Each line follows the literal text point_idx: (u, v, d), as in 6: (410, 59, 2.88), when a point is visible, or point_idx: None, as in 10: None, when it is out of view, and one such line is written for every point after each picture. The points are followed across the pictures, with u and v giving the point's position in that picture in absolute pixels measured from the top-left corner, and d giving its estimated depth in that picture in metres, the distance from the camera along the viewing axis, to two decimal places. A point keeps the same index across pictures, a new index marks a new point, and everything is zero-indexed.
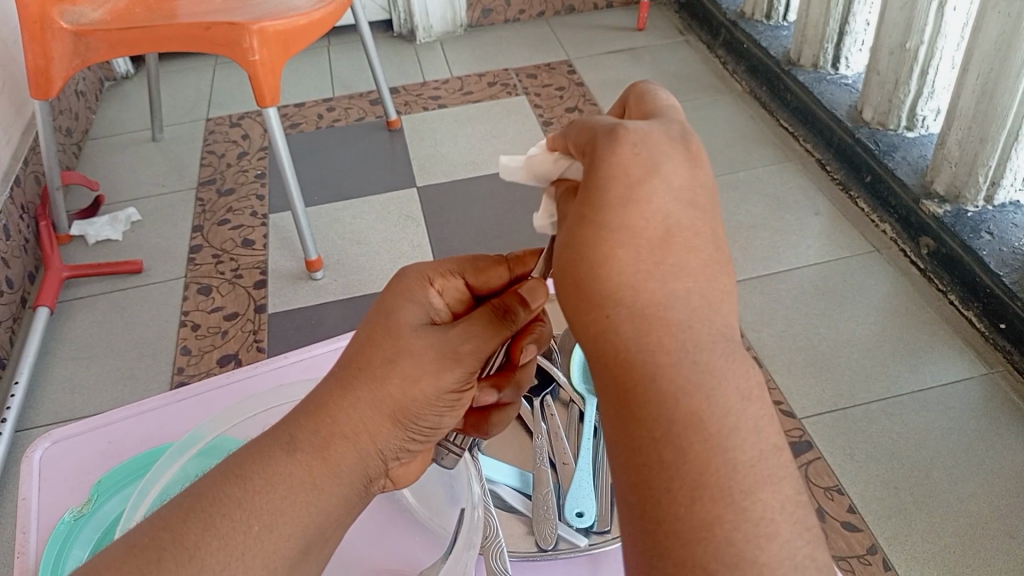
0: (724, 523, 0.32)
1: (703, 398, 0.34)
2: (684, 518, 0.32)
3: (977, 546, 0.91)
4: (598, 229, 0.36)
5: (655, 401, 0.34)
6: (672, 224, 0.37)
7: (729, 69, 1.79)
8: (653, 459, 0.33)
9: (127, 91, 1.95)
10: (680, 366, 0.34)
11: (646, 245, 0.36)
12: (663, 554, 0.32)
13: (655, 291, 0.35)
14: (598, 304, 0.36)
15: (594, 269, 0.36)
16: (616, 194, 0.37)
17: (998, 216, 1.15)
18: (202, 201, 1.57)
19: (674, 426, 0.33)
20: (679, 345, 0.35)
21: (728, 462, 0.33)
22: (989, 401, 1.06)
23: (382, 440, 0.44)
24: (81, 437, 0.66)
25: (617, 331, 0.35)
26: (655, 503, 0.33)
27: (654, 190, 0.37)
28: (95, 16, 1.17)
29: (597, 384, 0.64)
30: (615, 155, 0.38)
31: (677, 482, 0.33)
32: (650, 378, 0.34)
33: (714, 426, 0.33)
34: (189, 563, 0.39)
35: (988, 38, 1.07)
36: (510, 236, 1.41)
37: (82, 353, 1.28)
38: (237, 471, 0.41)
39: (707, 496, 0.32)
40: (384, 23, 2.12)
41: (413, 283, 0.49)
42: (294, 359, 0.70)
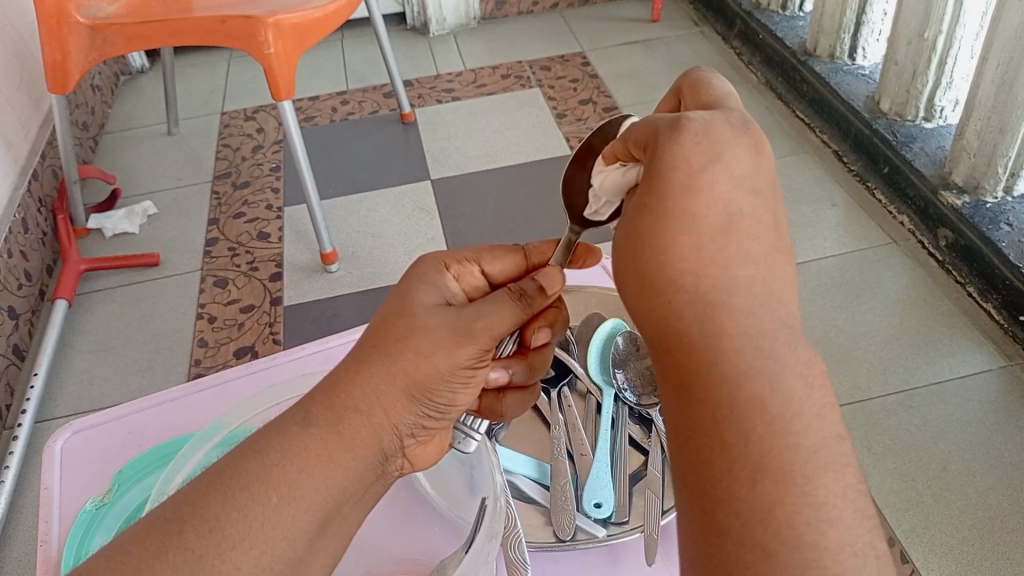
0: (784, 506, 0.32)
1: (766, 382, 0.35)
2: (745, 500, 0.33)
3: (996, 539, 0.90)
4: (660, 218, 0.39)
5: (716, 384, 0.35)
6: (736, 213, 0.39)
7: (744, 59, 1.78)
8: (714, 439, 0.34)
9: (142, 85, 1.96)
10: (743, 352, 0.35)
11: (707, 234, 0.38)
12: (720, 531, 0.33)
13: (722, 276, 0.37)
14: (665, 289, 0.38)
15: (660, 255, 0.38)
16: (676, 182, 0.39)
17: (1017, 207, 1.14)
18: (217, 194, 1.58)
19: (737, 410, 0.34)
20: (741, 332, 0.36)
21: (790, 446, 0.33)
22: (1009, 393, 1.05)
23: (396, 415, 0.44)
24: (103, 427, 0.66)
25: (682, 314, 0.37)
26: (713, 483, 0.34)
27: (716, 176, 0.39)
28: (111, 10, 1.17)
29: (615, 375, 0.62)
30: (675, 146, 0.39)
31: (737, 464, 0.34)
32: (713, 361, 0.36)
33: (777, 410, 0.34)
34: (208, 535, 0.39)
35: (1007, 28, 1.06)
36: (525, 228, 1.41)
37: (101, 345, 1.29)
38: (255, 447, 0.42)
39: (769, 478, 0.33)
40: (397, 16, 2.12)
41: (428, 268, 0.50)
42: (313, 349, 0.71)
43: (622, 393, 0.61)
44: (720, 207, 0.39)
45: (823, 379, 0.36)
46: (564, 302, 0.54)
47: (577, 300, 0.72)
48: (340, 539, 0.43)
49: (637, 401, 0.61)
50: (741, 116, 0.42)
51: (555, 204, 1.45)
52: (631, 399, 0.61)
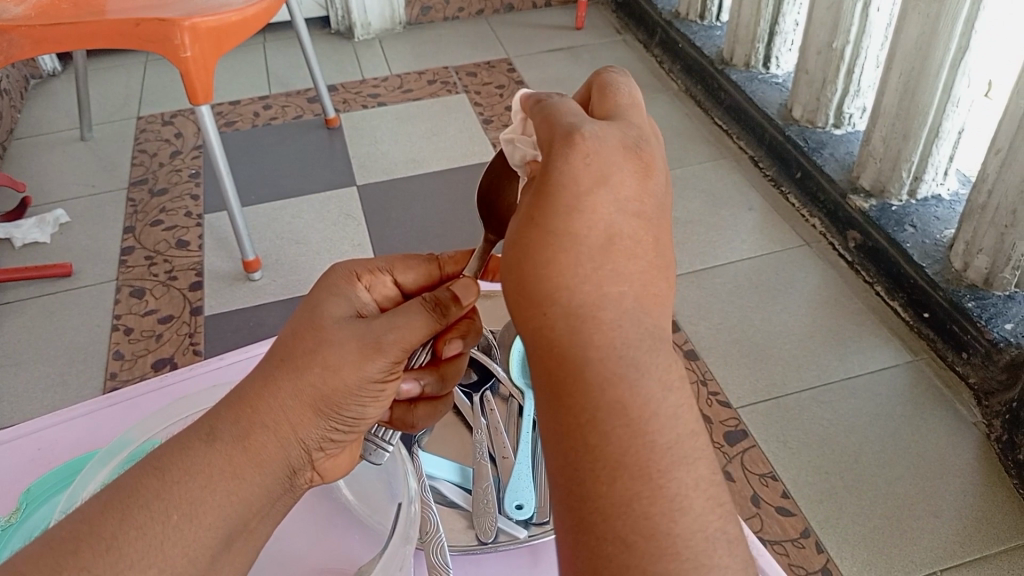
0: (640, 500, 0.35)
1: (629, 389, 0.36)
2: (607, 495, 0.35)
3: (905, 526, 0.94)
4: (548, 234, 0.38)
5: (580, 390, 0.36)
6: (616, 236, 0.39)
7: (665, 67, 1.83)
8: (578, 441, 0.36)
9: (54, 89, 1.89)
10: (607, 357, 0.37)
11: (586, 252, 0.38)
12: (587, 528, 0.35)
13: (587, 290, 0.38)
14: (539, 305, 0.38)
15: (538, 272, 0.38)
16: (564, 202, 0.39)
17: (920, 209, 1.20)
18: (133, 202, 1.53)
19: (599, 413, 0.36)
20: (605, 340, 0.37)
21: (646, 444, 0.35)
22: (915, 387, 1.10)
23: (303, 429, 0.43)
24: (9, 445, 0.64)
25: (554, 327, 0.38)
26: (579, 484, 0.36)
27: (601, 199, 0.39)
28: (17, 11, 1.13)
29: (536, 378, 0.64)
30: (567, 166, 0.39)
31: (599, 464, 0.35)
32: (579, 367, 0.37)
33: (636, 410, 0.36)
34: (105, 553, 0.38)
35: (909, 38, 1.11)
36: (451, 234, 1.41)
37: (9, 359, 1.24)
38: (156, 463, 0.41)
39: (626, 476, 0.35)
40: (321, 20, 2.10)
41: (340, 279, 0.50)
42: (229, 360, 0.70)
43: None
44: (603, 232, 0.38)
45: (681, 377, 0.38)
46: (478, 312, 0.54)
47: (498, 304, 0.72)
48: (246, 553, 0.43)
49: None
50: (634, 134, 0.42)
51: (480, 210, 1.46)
52: None
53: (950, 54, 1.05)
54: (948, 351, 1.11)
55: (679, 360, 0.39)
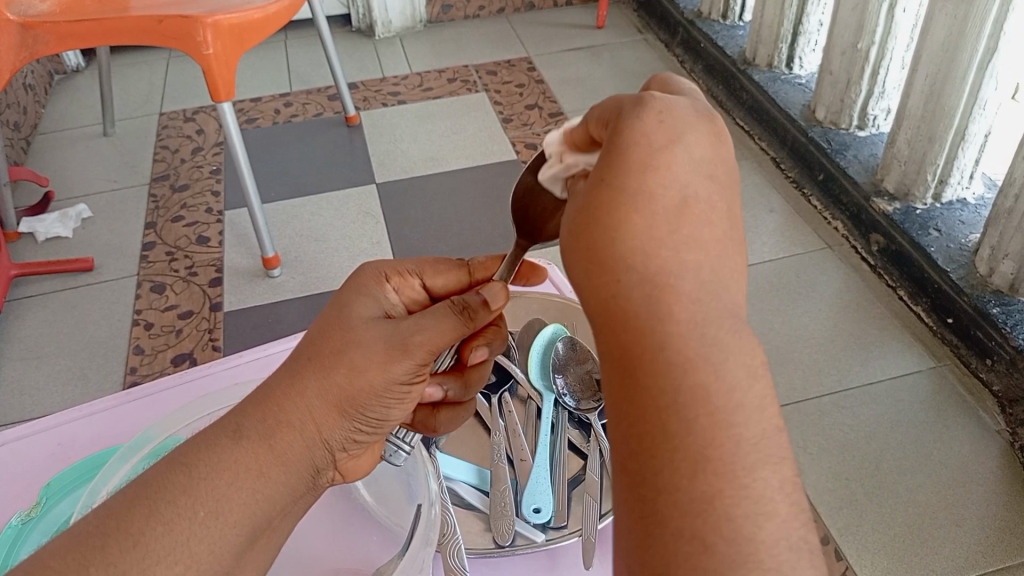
0: (722, 499, 0.34)
1: (710, 370, 0.36)
2: (686, 488, 0.34)
3: (925, 535, 0.93)
4: (617, 193, 0.38)
5: (661, 369, 0.36)
6: (691, 194, 0.39)
7: (686, 67, 1.81)
8: (657, 427, 0.35)
9: (78, 85, 1.91)
10: (691, 338, 0.36)
11: (662, 212, 0.38)
12: (660, 521, 0.34)
13: (670, 258, 0.38)
14: (612, 267, 0.38)
15: (609, 232, 0.38)
16: (635, 157, 0.39)
17: (945, 213, 1.18)
18: (155, 197, 1.54)
19: (682, 397, 0.35)
20: (691, 315, 0.37)
21: (732, 437, 0.35)
22: (937, 394, 1.08)
23: (328, 430, 0.43)
24: (30, 439, 0.64)
25: (629, 294, 0.37)
26: (654, 473, 0.35)
27: (674, 156, 0.39)
28: (43, 8, 1.13)
29: (554, 380, 0.63)
30: (639, 122, 0.39)
31: (678, 454, 0.35)
32: (656, 347, 0.36)
33: (719, 401, 0.35)
34: (131, 549, 0.38)
35: (935, 40, 1.10)
36: (469, 233, 1.41)
37: (31, 353, 1.25)
38: (183, 459, 0.41)
39: (710, 469, 0.34)
40: (342, 18, 2.10)
41: (369, 280, 0.50)
42: (250, 357, 0.70)
43: (561, 398, 0.62)
44: (672, 184, 0.39)
45: (764, 371, 0.37)
46: (503, 320, 0.56)
47: (517, 304, 0.72)
48: (267, 551, 0.43)
49: (576, 405, 0.62)
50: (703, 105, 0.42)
51: (498, 209, 1.45)
52: (570, 404, 0.62)
53: (977, 57, 1.04)
54: (972, 357, 1.09)
55: (762, 353, 0.38)
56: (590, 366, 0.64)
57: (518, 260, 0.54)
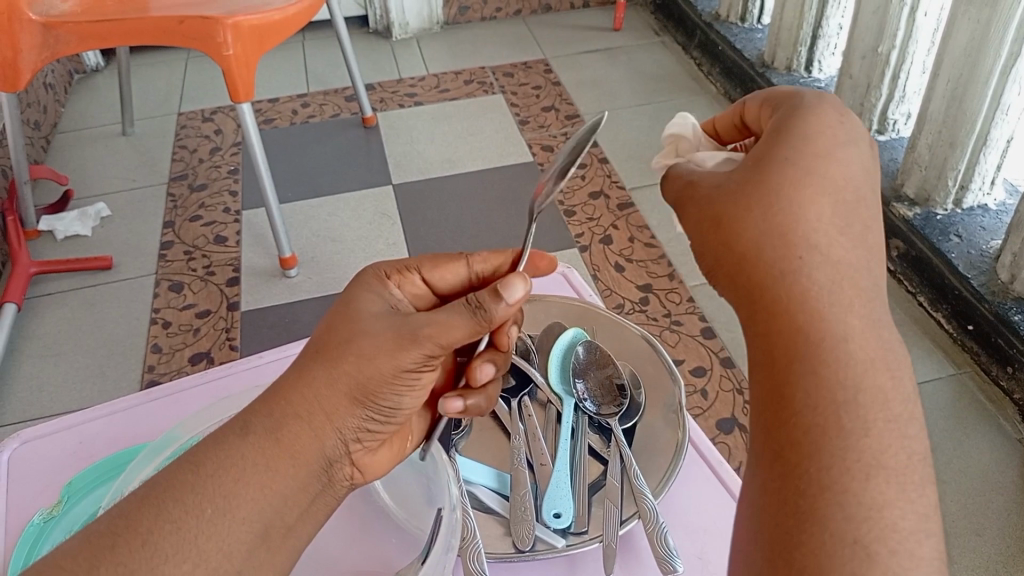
0: (891, 508, 0.36)
1: (885, 374, 0.39)
2: (855, 489, 0.36)
3: (945, 543, 0.92)
4: (797, 175, 0.43)
5: (834, 360, 0.39)
6: (860, 196, 0.44)
7: (704, 70, 1.81)
8: (831, 422, 0.38)
9: (97, 84, 1.92)
10: (867, 338, 0.40)
11: (842, 206, 0.43)
12: (818, 520, 0.36)
13: (846, 254, 0.42)
14: (792, 248, 0.42)
15: (787, 210, 0.43)
16: (816, 146, 0.44)
17: (966, 219, 1.17)
18: (173, 196, 1.55)
19: (859, 395, 0.38)
20: (865, 317, 0.41)
21: (903, 447, 0.37)
22: (958, 401, 1.07)
23: (337, 422, 0.44)
24: (51, 438, 0.65)
25: (809, 276, 0.41)
26: (817, 465, 0.37)
27: (846, 156, 0.45)
28: (66, 8, 1.14)
29: (575, 385, 0.63)
30: (817, 120, 0.46)
31: (851, 454, 0.37)
32: (839, 338, 0.40)
33: (895, 411, 0.38)
34: (141, 548, 0.38)
35: (957, 44, 1.09)
36: (486, 235, 1.41)
37: (50, 351, 1.26)
38: (193, 458, 0.41)
39: (882, 476, 0.36)
40: (358, 19, 2.10)
41: (373, 279, 0.51)
42: (270, 357, 0.70)
43: (582, 402, 0.62)
44: (846, 178, 0.44)
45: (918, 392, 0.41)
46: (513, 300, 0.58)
47: (537, 308, 0.72)
48: (287, 552, 0.42)
49: (597, 410, 0.62)
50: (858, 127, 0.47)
51: (515, 212, 1.45)
52: (591, 409, 0.62)
53: (1000, 61, 1.03)
54: (993, 365, 1.08)
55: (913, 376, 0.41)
56: (611, 371, 0.64)
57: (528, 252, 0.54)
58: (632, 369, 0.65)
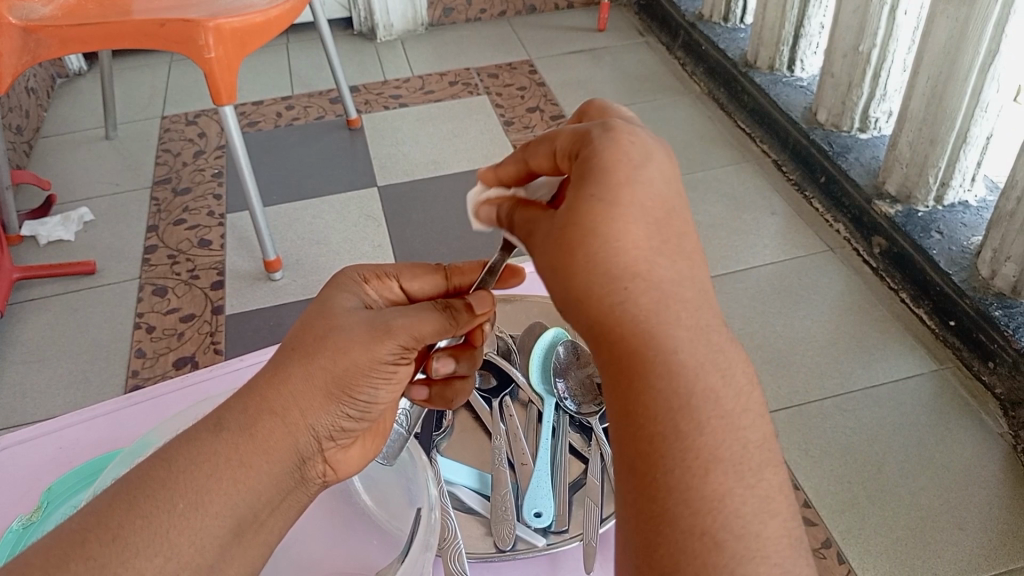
0: (733, 495, 0.36)
1: (717, 377, 0.38)
2: (698, 487, 0.36)
3: (927, 538, 0.93)
4: (601, 205, 0.37)
5: (669, 372, 0.37)
6: (672, 207, 0.39)
7: (687, 69, 1.82)
8: (671, 428, 0.37)
9: (80, 88, 1.91)
10: (698, 344, 0.38)
11: (652, 222, 0.38)
12: (670, 519, 0.36)
13: (668, 273, 0.38)
14: (614, 282, 0.37)
15: (608, 245, 0.37)
16: (618, 174, 0.38)
17: (947, 215, 1.18)
18: (156, 200, 1.54)
19: (693, 399, 0.37)
20: (693, 324, 0.38)
21: (741, 439, 0.37)
22: (940, 396, 1.08)
23: (313, 416, 0.44)
24: (30, 443, 0.64)
25: (637, 302, 0.37)
26: (666, 471, 0.36)
27: (651, 173, 0.39)
28: (46, 12, 1.13)
29: (555, 384, 0.63)
30: (613, 144, 0.39)
31: (691, 453, 0.36)
32: (668, 352, 0.37)
33: (724, 405, 0.37)
34: (111, 543, 0.38)
35: (937, 42, 1.10)
36: (471, 236, 1.41)
37: (33, 357, 1.25)
38: (165, 455, 0.41)
39: (721, 469, 0.36)
40: (343, 21, 2.10)
41: (349, 280, 0.52)
42: (250, 362, 0.70)
43: (562, 402, 0.62)
44: (655, 193, 0.38)
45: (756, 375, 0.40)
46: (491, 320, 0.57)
47: (517, 308, 0.72)
48: (259, 548, 0.42)
49: (577, 409, 0.62)
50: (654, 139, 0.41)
51: None
52: (571, 408, 0.62)
53: (979, 59, 1.04)
54: (974, 360, 1.09)
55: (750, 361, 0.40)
56: (591, 370, 0.64)
57: (501, 267, 0.56)
58: None
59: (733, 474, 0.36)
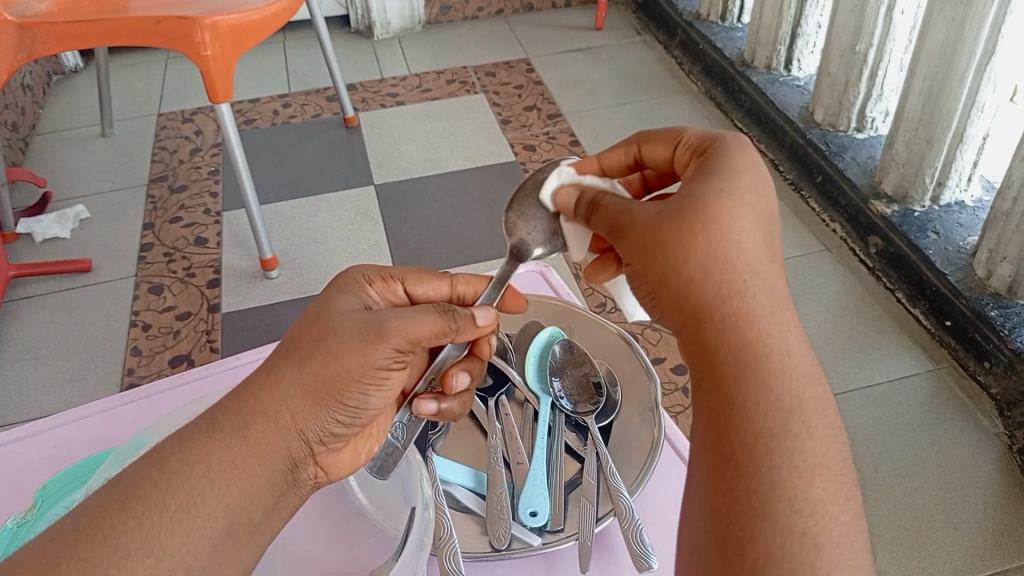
0: (832, 503, 0.38)
1: (819, 389, 0.42)
2: (802, 488, 0.38)
3: (923, 537, 0.93)
4: (723, 208, 0.46)
5: (776, 372, 0.41)
6: (770, 239, 0.47)
7: (685, 69, 1.82)
8: (773, 426, 0.40)
9: (76, 85, 1.90)
10: (799, 357, 0.43)
11: (760, 241, 0.46)
12: (769, 514, 0.38)
13: (769, 287, 0.45)
14: (731, 279, 0.44)
15: (725, 244, 0.45)
16: (734, 188, 0.47)
17: (943, 216, 1.18)
18: (153, 198, 1.54)
19: (801, 405, 0.41)
20: (795, 341, 0.43)
21: (837, 452, 0.40)
22: (936, 396, 1.08)
23: (305, 420, 0.44)
24: (25, 442, 0.64)
25: (744, 301, 0.44)
26: (771, 468, 0.39)
27: (762, 199, 0.47)
28: (42, 8, 1.13)
29: (552, 383, 0.63)
30: (727, 163, 0.48)
31: (797, 456, 0.39)
32: (778, 356, 0.42)
33: (819, 414, 0.41)
34: (103, 543, 0.38)
35: (933, 42, 1.10)
36: (467, 235, 1.41)
37: (29, 354, 1.25)
38: (157, 455, 0.41)
39: (824, 475, 0.39)
40: (340, 19, 2.10)
41: (349, 282, 0.52)
42: (246, 360, 0.70)
43: (558, 401, 0.62)
44: (763, 212, 0.47)
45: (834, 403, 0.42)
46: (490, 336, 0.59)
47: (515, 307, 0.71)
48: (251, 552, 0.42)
49: (573, 408, 0.62)
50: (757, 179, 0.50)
51: (496, 212, 1.45)
52: (568, 407, 0.62)
53: (975, 59, 1.04)
54: (970, 360, 1.09)
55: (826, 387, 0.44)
56: (588, 369, 0.64)
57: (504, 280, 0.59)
58: (608, 367, 0.65)
59: (832, 481, 0.39)
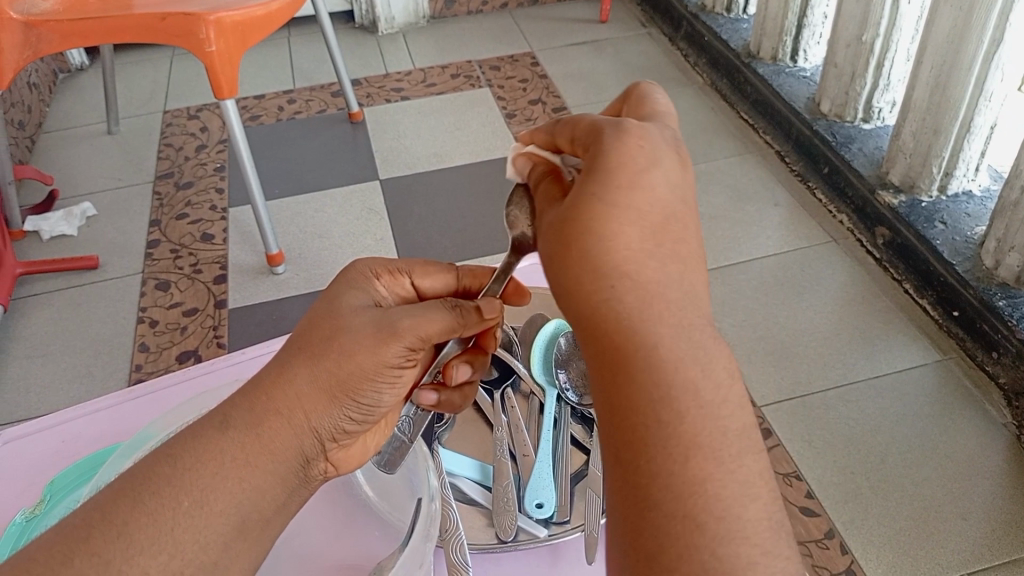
0: (712, 480, 0.35)
1: (699, 368, 0.37)
2: (678, 474, 0.35)
3: (930, 527, 0.93)
4: (602, 201, 0.38)
5: (652, 369, 0.37)
6: (671, 212, 0.40)
7: (691, 61, 1.81)
8: (649, 420, 0.36)
9: (82, 83, 1.91)
10: (679, 339, 0.37)
11: (648, 224, 0.39)
12: (654, 505, 0.35)
13: (656, 272, 0.38)
14: (602, 274, 0.38)
15: (601, 238, 0.38)
16: (621, 176, 0.39)
17: (951, 206, 1.18)
18: (159, 195, 1.54)
19: (673, 391, 0.36)
20: (677, 321, 0.38)
21: (719, 427, 0.36)
22: (943, 387, 1.08)
23: (317, 418, 0.44)
24: (33, 438, 0.64)
25: (619, 301, 0.38)
26: (649, 461, 0.36)
27: (655, 178, 0.39)
28: (46, 6, 1.13)
29: (557, 375, 0.63)
30: (620, 144, 0.40)
31: (671, 441, 0.36)
32: (649, 346, 0.37)
33: (713, 399, 0.37)
34: (116, 539, 0.38)
35: (941, 31, 1.09)
36: (472, 229, 1.41)
37: (37, 351, 1.25)
38: (170, 451, 0.41)
39: (701, 455, 0.35)
40: (345, 14, 2.10)
41: (358, 277, 0.51)
42: (250, 354, 0.70)
43: (564, 393, 0.62)
44: (663, 189, 0.40)
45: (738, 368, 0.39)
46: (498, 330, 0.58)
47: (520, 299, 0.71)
48: (262, 546, 0.42)
49: (579, 400, 0.62)
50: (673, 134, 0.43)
51: (501, 206, 1.45)
52: (573, 399, 0.62)
53: (983, 47, 1.03)
54: (978, 350, 1.09)
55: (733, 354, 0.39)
56: None
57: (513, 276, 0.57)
58: None
59: (715, 461, 0.35)
